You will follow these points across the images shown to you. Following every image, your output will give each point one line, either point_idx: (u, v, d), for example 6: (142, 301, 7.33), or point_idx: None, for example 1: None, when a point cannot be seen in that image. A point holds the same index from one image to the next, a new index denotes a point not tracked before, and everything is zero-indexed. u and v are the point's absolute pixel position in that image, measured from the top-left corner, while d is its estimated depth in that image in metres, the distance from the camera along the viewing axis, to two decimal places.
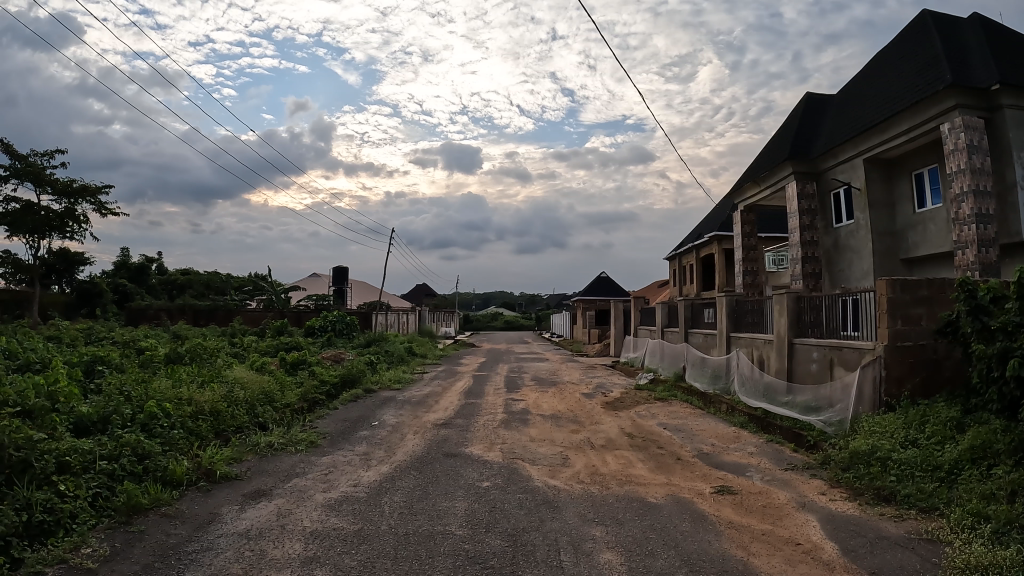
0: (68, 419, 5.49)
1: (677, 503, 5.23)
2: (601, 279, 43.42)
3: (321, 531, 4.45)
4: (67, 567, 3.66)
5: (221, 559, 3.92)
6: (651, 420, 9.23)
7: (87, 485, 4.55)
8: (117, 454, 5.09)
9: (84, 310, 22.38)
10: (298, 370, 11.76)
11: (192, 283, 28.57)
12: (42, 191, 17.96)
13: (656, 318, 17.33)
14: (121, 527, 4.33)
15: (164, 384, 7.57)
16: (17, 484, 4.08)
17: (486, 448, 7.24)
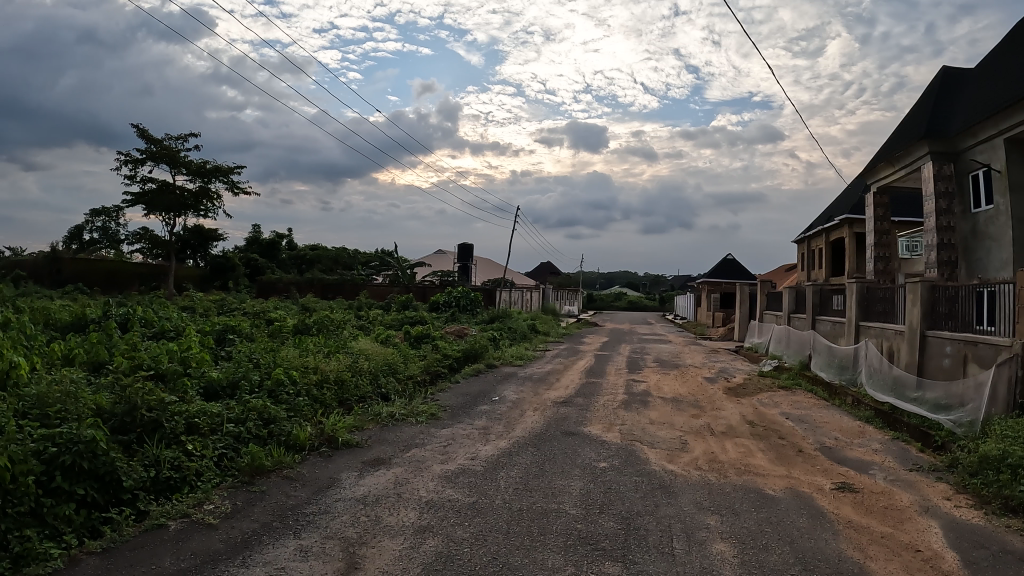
0: (200, 383, 5.95)
1: (796, 496, 5.05)
2: (726, 261, 42.18)
3: (437, 502, 4.61)
4: (190, 522, 3.97)
5: (338, 522, 4.14)
6: (774, 408, 8.92)
7: (214, 446, 4.93)
8: (244, 418, 5.49)
9: (217, 283, 24.10)
10: (422, 343, 12.19)
11: (320, 259, 29.58)
12: (178, 172, 19.39)
13: (782, 303, 16.66)
14: (243, 487, 4.66)
15: (291, 353, 8.06)
16: (149, 442, 4.48)
17: (604, 428, 7.25)
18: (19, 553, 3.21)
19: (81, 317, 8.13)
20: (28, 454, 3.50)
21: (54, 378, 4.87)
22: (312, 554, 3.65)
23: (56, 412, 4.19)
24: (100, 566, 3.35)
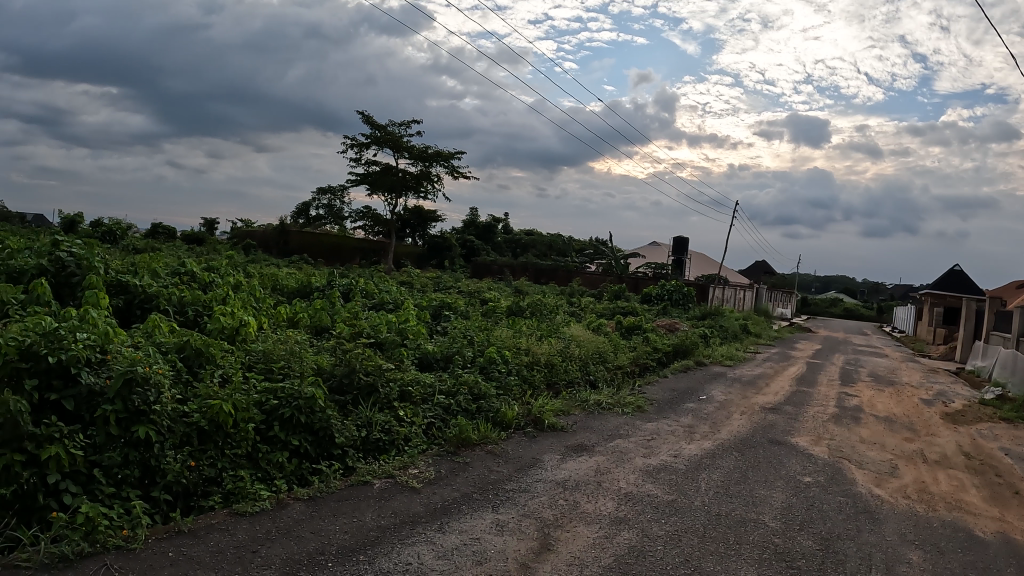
0: (416, 354, 6.41)
1: (1009, 543, 4.48)
2: (956, 272, 37.95)
3: (636, 495, 4.50)
4: (394, 483, 4.24)
5: (536, 502, 4.21)
6: (995, 442, 7.94)
7: (424, 415, 5.26)
8: (454, 391, 5.80)
9: (433, 262, 25.40)
10: (633, 335, 12.21)
11: (535, 244, 30.53)
12: (400, 156, 20.75)
13: (1013, 325, 14.73)
14: (447, 456, 4.91)
15: (505, 333, 8.39)
16: (363, 404, 4.87)
17: (812, 441, 6.81)
18: (227, 490, 3.65)
19: (305, 285, 8.99)
20: (249, 404, 3.96)
21: (275, 338, 5.43)
22: (507, 529, 3.72)
23: (280, 367, 4.71)
24: (306, 511, 3.67)
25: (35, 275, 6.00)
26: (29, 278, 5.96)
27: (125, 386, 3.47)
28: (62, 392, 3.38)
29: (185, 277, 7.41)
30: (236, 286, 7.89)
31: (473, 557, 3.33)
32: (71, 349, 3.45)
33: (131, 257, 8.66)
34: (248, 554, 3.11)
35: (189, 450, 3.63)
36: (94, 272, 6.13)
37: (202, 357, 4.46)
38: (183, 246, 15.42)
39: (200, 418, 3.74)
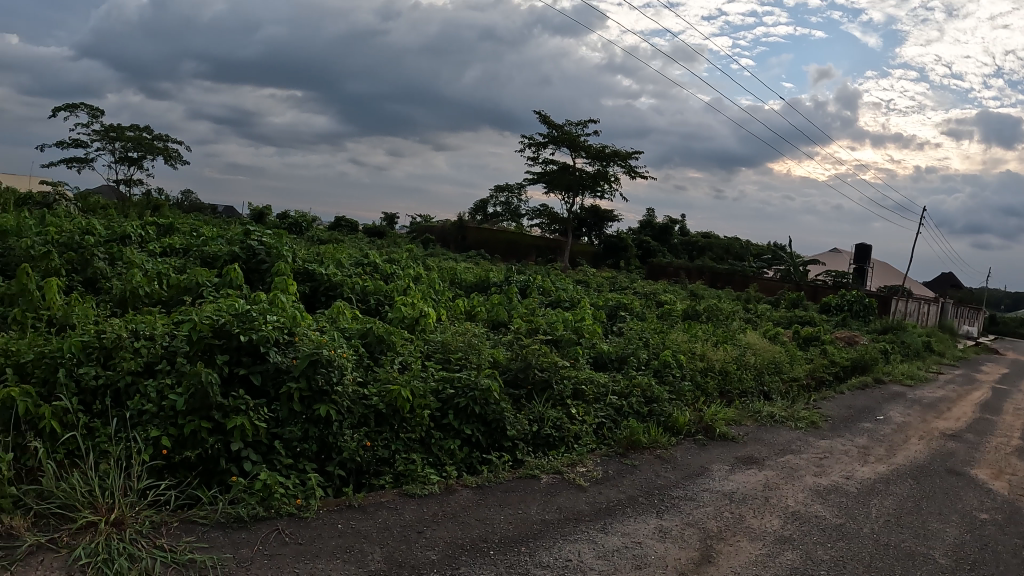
0: (590, 353, 6.33)
1: None
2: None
3: (803, 515, 4.25)
4: (562, 480, 4.17)
5: (700, 512, 4.04)
6: None
7: (595, 414, 5.13)
8: (628, 392, 5.60)
9: (609, 262, 23.66)
10: (809, 346, 11.56)
11: (714, 244, 26.10)
12: (578, 155, 20.53)
13: None
14: (616, 457, 4.72)
15: (680, 337, 8.17)
16: (536, 399, 4.93)
17: (992, 475, 6.15)
18: (398, 471, 3.83)
19: (483, 280, 9.30)
20: (425, 391, 4.16)
21: (451, 329, 5.60)
22: (670, 536, 3.64)
23: (457, 358, 4.90)
24: (473, 498, 3.76)
25: (228, 261, 6.74)
26: (223, 262, 6.67)
27: (310, 367, 3.77)
28: (250, 368, 3.74)
29: (368, 268, 7.88)
30: (416, 278, 8.24)
31: (633, 560, 3.30)
32: (260, 330, 3.83)
33: (312, 247, 9.20)
34: (413, 534, 3.25)
35: (366, 430, 3.86)
36: (281, 259, 6.76)
37: (383, 344, 4.75)
38: (363, 238, 16.34)
39: (379, 402, 3.98)
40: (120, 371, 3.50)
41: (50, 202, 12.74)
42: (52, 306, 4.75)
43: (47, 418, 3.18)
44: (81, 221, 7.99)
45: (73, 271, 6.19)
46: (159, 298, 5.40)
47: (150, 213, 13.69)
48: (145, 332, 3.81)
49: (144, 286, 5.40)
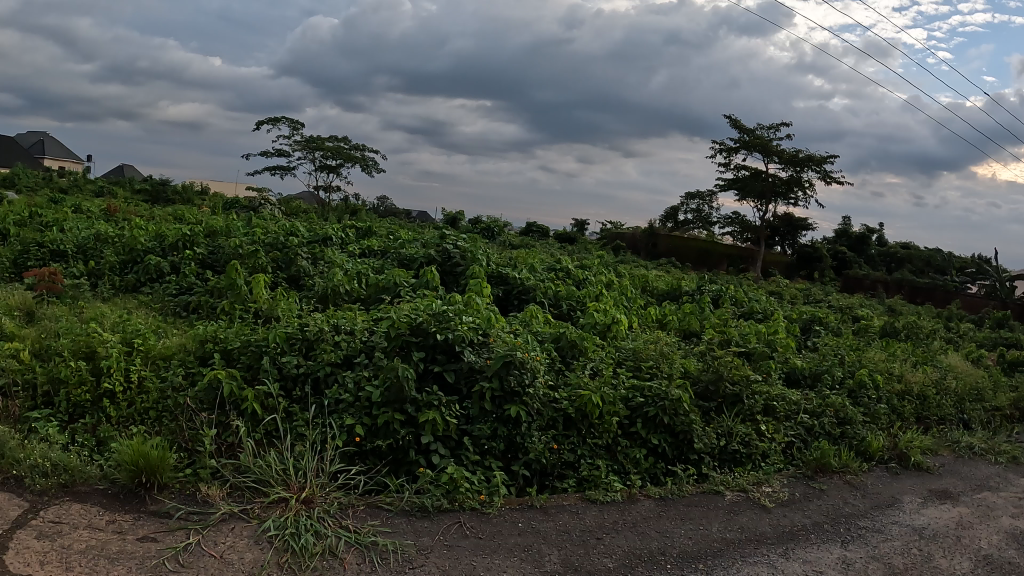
0: (783, 368, 5.99)
1: None
2: None
3: (995, 559, 3.77)
4: (747, 497, 3.99)
5: (888, 546, 3.72)
6: None
7: (785, 432, 4.81)
8: (819, 412, 5.21)
9: (803, 275, 19.88)
10: (1019, 373, 10.32)
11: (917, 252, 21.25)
12: (770, 161, 18.07)
13: None
14: (804, 480, 4.44)
15: (877, 355, 7.51)
16: (725, 413, 4.64)
17: None
18: (582, 476, 3.82)
19: (675, 288, 9.22)
20: (615, 398, 4.10)
21: (646, 337, 5.50)
22: (854, 569, 3.38)
23: (648, 366, 4.74)
24: (655, 509, 3.68)
25: (425, 262, 7.24)
26: (419, 264, 7.15)
27: (502, 367, 3.86)
28: (444, 365, 3.96)
29: (561, 273, 8.05)
30: (609, 284, 8.25)
31: None
32: (455, 329, 4.04)
33: (504, 251, 9.50)
34: (592, 540, 3.26)
35: (553, 433, 3.90)
36: (475, 263, 7.07)
37: (575, 349, 4.77)
38: (556, 244, 16.53)
39: (567, 406, 4.00)
40: (320, 362, 3.87)
41: (258, 206, 14.02)
42: (258, 300, 5.35)
43: (249, 400, 3.56)
44: (291, 224, 8.85)
45: (278, 269, 6.85)
46: (358, 296, 5.91)
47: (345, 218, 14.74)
48: (345, 326, 4.19)
49: (345, 285, 5.93)
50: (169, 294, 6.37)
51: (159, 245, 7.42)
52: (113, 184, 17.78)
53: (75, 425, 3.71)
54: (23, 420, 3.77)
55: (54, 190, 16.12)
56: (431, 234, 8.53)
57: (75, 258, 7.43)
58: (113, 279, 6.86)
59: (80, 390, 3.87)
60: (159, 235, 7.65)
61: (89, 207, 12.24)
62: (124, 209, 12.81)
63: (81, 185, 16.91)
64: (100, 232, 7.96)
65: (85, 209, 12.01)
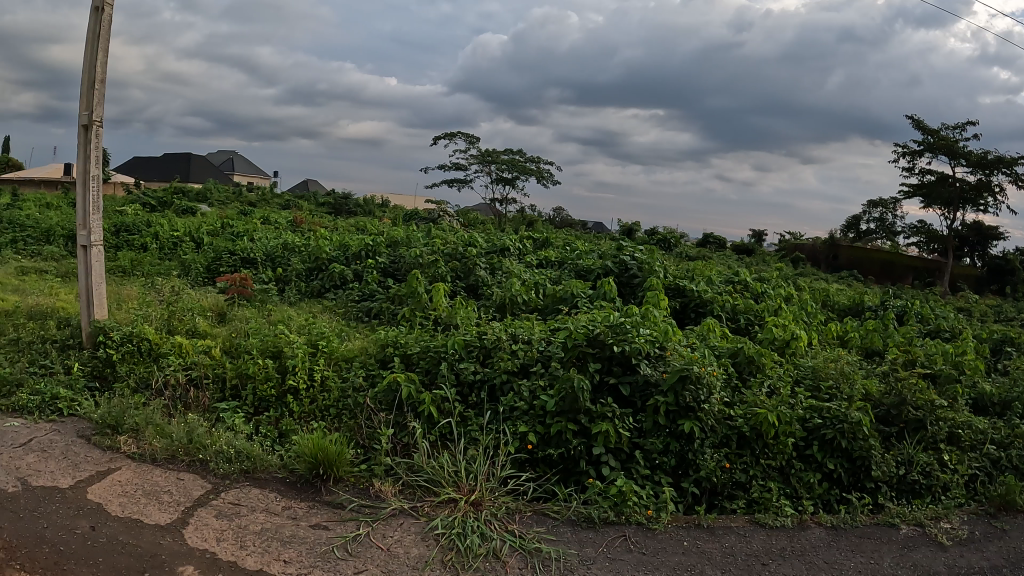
0: (970, 392, 5.45)
1: None
2: None
3: None
4: (923, 533, 3.65)
5: None
6: None
7: (969, 465, 4.35)
8: (1009, 443, 4.60)
9: (994, 289, 18.00)
10: None
11: None
12: (957, 165, 16.58)
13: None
14: (986, 518, 3.99)
15: None
16: (907, 440, 4.28)
17: None
18: (753, 498, 3.68)
19: (857, 302, 8.69)
20: (793, 418, 3.87)
21: (827, 355, 5.15)
22: None
23: (828, 387, 4.45)
24: (825, 538, 3.47)
25: (602, 274, 7.33)
26: (597, 275, 7.28)
27: (678, 382, 3.70)
28: (620, 377, 3.89)
29: (738, 286, 7.80)
30: (787, 299, 7.90)
31: None
32: (632, 342, 3.94)
33: (680, 264, 9.33)
34: (757, 565, 3.12)
35: (726, 451, 3.77)
36: (652, 274, 7.04)
37: (753, 366, 4.54)
38: (729, 255, 16.03)
39: (743, 424, 3.83)
40: (496, 370, 3.99)
41: (436, 217, 15.05)
42: (438, 308, 5.56)
43: (425, 403, 3.73)
44: (469, 235, 9.28)
45: (457, 278, 7.16)
46: (535, 305, 6.07)
47: (523, 229, 15.21)
48: (523, 336, 4.25)
49: (523, 295, 6.13)
50: (353, 300, 6.83)
51: (342, 255, 8.00)
52: (298, 198, 19.38)
53: (260, 417, 4.05)
54: (213, 410, 4.19)
55: (245, 204, 17.71)
56: (608, 246, 8.58)
57: (264, 265, 8.14)
58: (300, 286, 7.47)
59: (266, 386, 4.21)
60: (342, 247, 8.23)
61: (279, 219, 13.40)
62: (309, 220, 13.94)
63: (269, 200, 18.48)
64: (286, 242, 8.68)
65: (274, 221, 13.11)
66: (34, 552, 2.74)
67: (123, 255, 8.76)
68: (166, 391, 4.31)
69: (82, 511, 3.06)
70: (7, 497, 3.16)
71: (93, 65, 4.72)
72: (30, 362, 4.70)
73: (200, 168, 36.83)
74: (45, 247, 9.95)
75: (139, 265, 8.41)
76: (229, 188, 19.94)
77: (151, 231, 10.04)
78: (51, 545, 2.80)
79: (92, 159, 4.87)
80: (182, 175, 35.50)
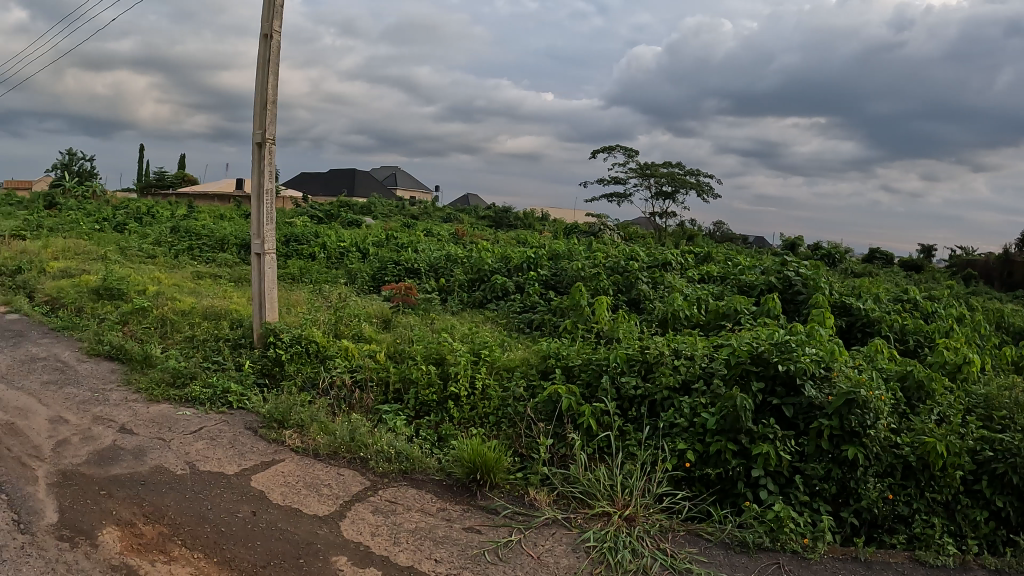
0: None
1: None
2: None
3: None
4: None
5: None
6: None
7: None
8: None
9: None
10: None
11: None
12: None
13: None
14: None
15: None
16: None
17: None
18: (915, 534, 3.43)
19: None
20: (963, 449, 3.53)
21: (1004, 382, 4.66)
22: None
23: (1000, 417, 4.00)
24: None
25: (765, 290, 7.13)
26: (759, 291, 7.12)
27: (844, 406, 3.51)
28: (783, 399, 3.69)
29: (905, 304, 7.29)
30: (961, 319, 7.34)
31: None
32: (798, 361, 3.73)
33: (847, 280, 8.82)
34: None
35: (890, 481, 3.52)
36: (817, 291, 6.77)
37: (922, 392, 4.19)
38: (895, 271, 15.00)
39: (910, 453, 3.54)
40: (658, 385, 3.97)
41: (597, 232, 15.79)
42: (600, 321, 5.57)
43: (585, 415, 3.79)
44: (630, 249, 9.35)
45: (619, 292, 7.21)
46: (697, 320, 6.05)
47: (682, 243, 15.14)
48: (686, 352, 4.17)
49: (685, 309, 6.12)
50: (514, 312, 7.07)
51: (504, 266, 8.28)
52: (459, 212, 20.28)
53: (421, 421, 4.25)
54: (375, 411, 4.39)
55: (406, 217, 18.69)
56: (773, 260, 8.29)
57: (427, 275, 8.53)
58: (463, 296, 7.79)
59: (428, 391, 4.40)
60: (504, 259, 8.54)
61: (442, 231, 14.07)
62: (470, 233, 14.54)
63: (431, 214, 19.44)
64: (449, 254, 9.08)
65: (437, 233, 13.76)
66: (197, 531, 2.99)
67: (294, 263, 9.46)
68: (331, 391, 4.58)
69: (244, 497, 3.31)
70: (177, 479, 3.47)
71: (265, 87, 5.15)
72: (204, 358, 5.17)
73: (366, 183, 39.24)
74: (221, 254, 10.92)
75: (307, 273, 9.03)
76: (393, 201, 21.09)
77: (319, 241, 10.78)
78: (214, 525, 3.05)
79: (266, 174, 5.30)
80: (347, 188, 37.83)
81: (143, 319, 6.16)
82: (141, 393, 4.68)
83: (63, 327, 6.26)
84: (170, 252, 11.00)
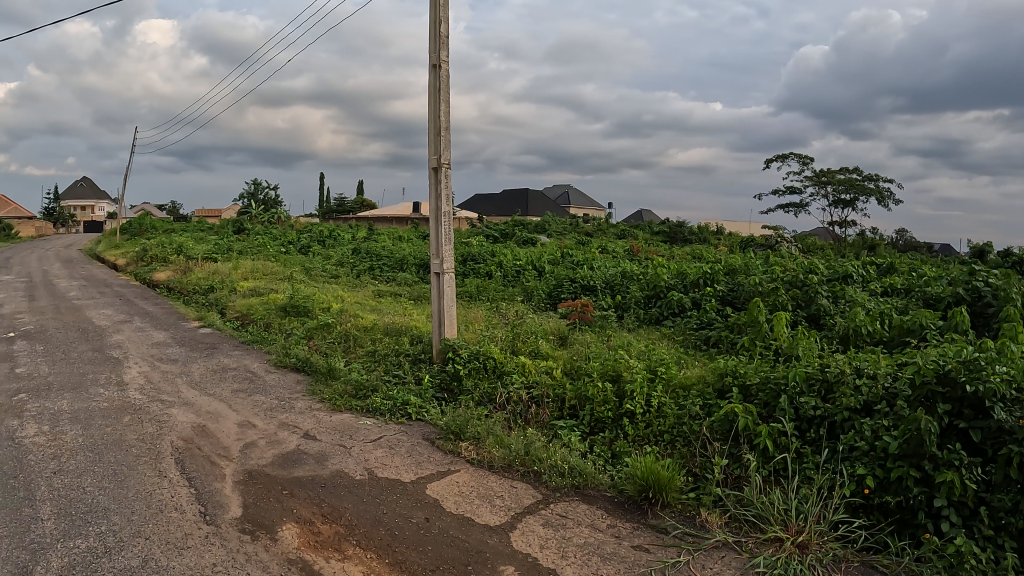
0: None
1: None
2: None
3: None
4: None
5: None
6: None
7: None
8: None
9: None
10: None
11: None
12: None
13: None
14: None
15: None
16: None
17: None
18: None
19: None
20: None
21: None
22: None
23: None
24: None
25: (953, 302, 6.52)
26: (947, 305, 6.51)
27: None
28: (971, 422, 3.33)
29: None
30: None
31: None
32: (987, 381, 3.33)
33: None
34: None
35: None
36: (1010, 302, 6.04)
37: None
38: None
39: None
40: (839, 406, 3.73)
41: (776, 244, 15.22)
42: (779, 337, 5.32)
43: (761, 436, 3.67)
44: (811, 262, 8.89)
45: (798, 306, 6.87)
46: (881, 337, 5.61)
47: (867, 254, 14.14)
48: (868, 370, 3.87)
49: (869, 325, 5.73)
50: (691, 328, 6.95)
51: (680, 282, 8.16)
52: (633, 228, 20.24)
53: (596, 437, 4.27)
54: (551, 426, 4.47)
55: (581, 234, 18.94)
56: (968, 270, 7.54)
57: (603, 292, 8.60)
58: (639, 312, 7.77)
59: (604, 408, 4.41)
60: (680, 275, 8.43)
61: (616, 248, 14.11)
62: (645, 249, 14.45)
63: (604, 231, 19.53)
64: (625, 271, 9.09)
65: (611, 250, 13.81)
66: (371, 533, 3.18)
67: (470, 281, 9.87)
68: (509, 405, 4.73)
69: (420, 504, 3.49)
70: (356, 483, 3.72)
71: (436, 115, 5.44)
72: (385, 371, 5.53)
73: (539, 203, 40.12)
74: (399, 273, 11.60)
75: (483, 291, 9.36)
76: (565, 220, 21.43)
77: (494, 260, 11.17)
78: (387, 529, 3.23)
79: (442, 197, 5.58)
80: (522, 208, 38.80)
81: (327, 334, 6.69)
82: (327, 402, 5.08)
83: (253, 341, 6.93)
84: (353, 272, 11.86)
